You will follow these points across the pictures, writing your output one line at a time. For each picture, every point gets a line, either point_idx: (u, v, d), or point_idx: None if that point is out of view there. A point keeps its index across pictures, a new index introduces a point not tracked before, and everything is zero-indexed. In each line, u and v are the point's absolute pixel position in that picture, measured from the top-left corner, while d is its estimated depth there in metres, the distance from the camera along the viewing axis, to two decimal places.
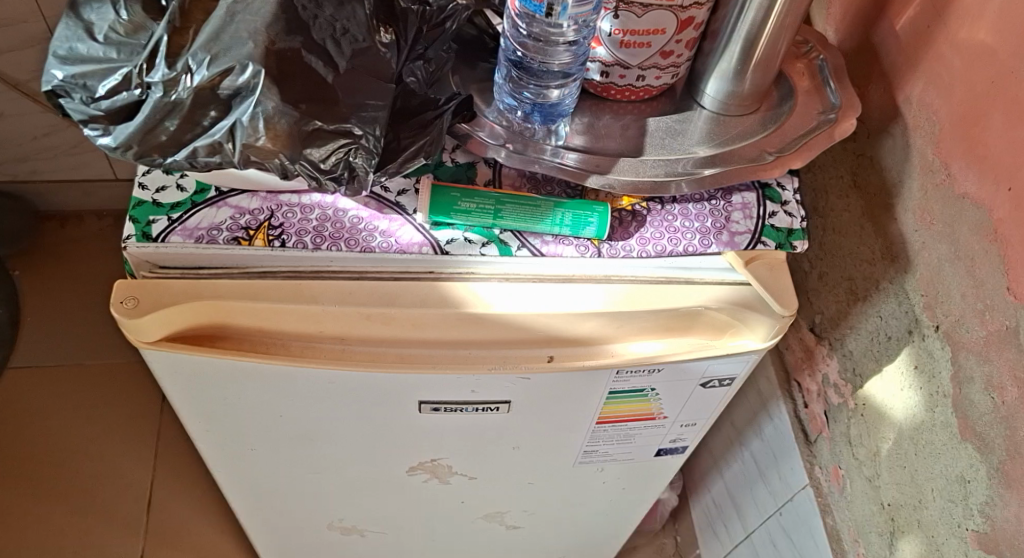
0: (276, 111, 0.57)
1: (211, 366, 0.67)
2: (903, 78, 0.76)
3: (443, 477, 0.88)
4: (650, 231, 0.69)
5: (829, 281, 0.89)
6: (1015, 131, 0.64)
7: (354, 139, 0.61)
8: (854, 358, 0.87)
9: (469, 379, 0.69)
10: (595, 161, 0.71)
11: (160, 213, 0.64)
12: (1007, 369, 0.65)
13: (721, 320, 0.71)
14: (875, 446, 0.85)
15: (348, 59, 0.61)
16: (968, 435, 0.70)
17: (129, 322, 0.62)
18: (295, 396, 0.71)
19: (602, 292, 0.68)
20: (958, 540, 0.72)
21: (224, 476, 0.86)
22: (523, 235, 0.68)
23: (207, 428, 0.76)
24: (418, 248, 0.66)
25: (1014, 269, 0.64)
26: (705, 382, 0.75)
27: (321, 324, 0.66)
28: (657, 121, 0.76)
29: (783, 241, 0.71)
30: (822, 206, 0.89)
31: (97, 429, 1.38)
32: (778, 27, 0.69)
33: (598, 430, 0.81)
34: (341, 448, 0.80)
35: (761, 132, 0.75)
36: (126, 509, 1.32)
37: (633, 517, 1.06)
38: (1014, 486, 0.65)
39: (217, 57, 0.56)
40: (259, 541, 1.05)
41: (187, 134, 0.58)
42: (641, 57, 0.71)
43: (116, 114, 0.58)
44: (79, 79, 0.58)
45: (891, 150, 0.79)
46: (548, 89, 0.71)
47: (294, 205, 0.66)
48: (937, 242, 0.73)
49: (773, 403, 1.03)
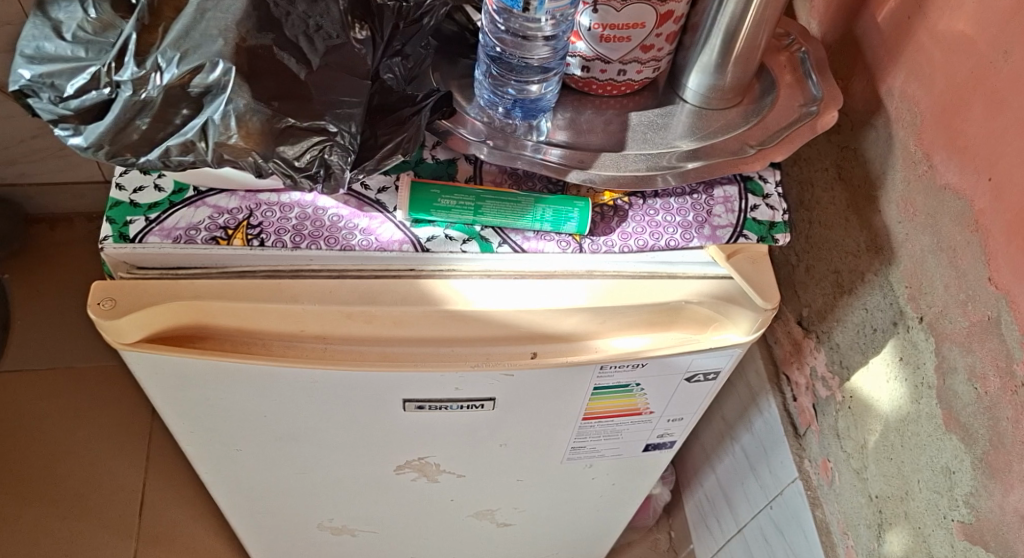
0: (248, 108, 0.56)
1: (193, 367, 0.66)
2: (885, 69, 0.76)
3: (432, 475, 0.87)
4: (632, 225, 0.69)
5: (816, 274, 0.89)
6: (995, 121, 0.64)
7: (328, 137, 0.61)
8: (841, 351, 0.87)
9: (453, 376, 0.69)
10: (578, 156, 0.71)
11: (138, 214, 0.64)
12: (989, 359, 0.65)
13: (703, 313, 0.71)
14: (863, 439, 0.84)
15: (322, 56, 0.61)
16: (952, 426, 0.70)
17: (106, 323, 0.62)
18: (279, 395, 0.71)
19: (585, 287, 0.68)
20: (944, 531, 0.72)
21: (211, 477, 0.86)
22: (505, 231, 0.67)
23: (192, 429, 0.76)
24: (398, 245, 0.65)
25: (995, 259, 0.64)
26: (690, 377, 0.75)
27: (302, 323, 0.66)
28: (639, 115, 0.75)
29: (766, 233, 0.70)
30: (808, 198, 0.89)
31: (87, 432, 1.38)
32: (758, 20, 0.69)
33: (585, 426, 0.81)
34: (327, 447, 0.80)
35: (743, 125, 0.75)
36: (117, 512, 1.32)
37: (623, 512, 1.06)
38: (998, 476, 0.65)
39: (187, 54, 0.55)
40: (251, 542, 1.05)
41: (159, 134, 0.57)
42: (622, 51, 0.71)
43: (86, 113, 0.58)
44: (47, 78, 0.58)
45: (874, 141, 0.78)
46: (529, 84, 0.71)
47: (272, 204, 0.66)
48: (920, 233, 0.72)
49: (762, 398, 1.02)
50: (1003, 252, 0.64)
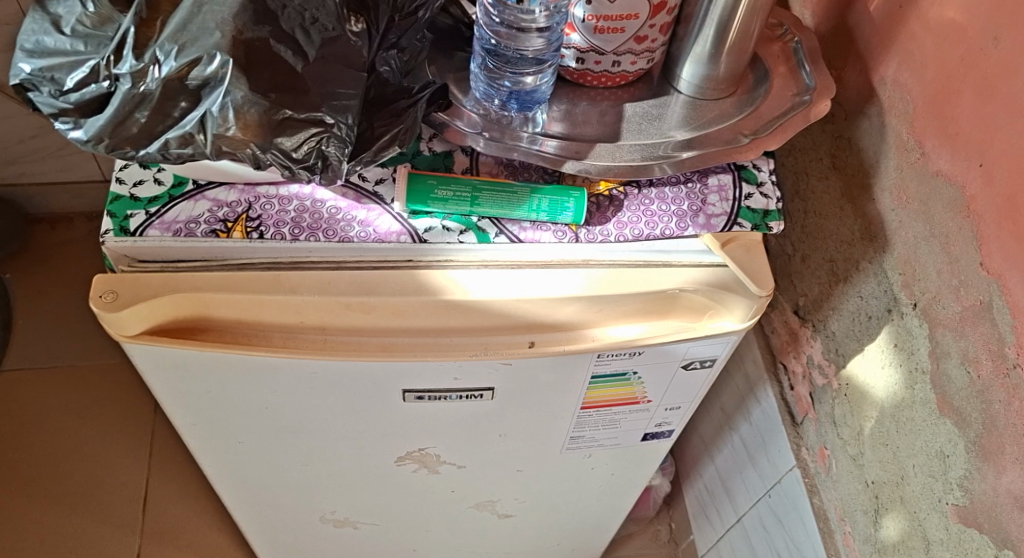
0: (245, 100, 0.57)
1: (193, 359, 0.67)
2: (878, 59, 0.77)
3: (432, 467, 0.88)
4: (627, 214, 0.70)
5: (812, 263, 0.90)
6: (985, 107, 0.65)
7: (325, 128, 0.61)
8: (836, 339, 0.88)
9: (451, 366, 0.70)
10: (574, 148, 0.72)
11: (138, 208, 0.65)
12: (981, 343, 0.66)
13: (698, 301, 0.72)
14: (859, 425, 0.85)
15: (318, 48, 0.61)
16: (946, 410, 0.71)
17: (108, 316, 0.62)
18: (279, 387, 0.71)
19: (579, 276, 0.69)
20: (938, 514, 0.73)
21: (214, 470, 0.87)
22: (501, 222, 0.68)
23: (195, 421, 0.77)
24: (396, 236, 0.66)
25: (987, 245, 0.65)
26: (687, 365, 0.76)
27: (301, 315, 0.66)
28: (634, 106, 0.76)
29: (759, 222, 0.71)
30: (803, 188, 0.90)
31: (90, 430, 1.39)
32: (750, 10, 0.70)
33: (583, 416, 0.82)
34: (329, 439, 0.81)
35: (736, 115, 0.75)
36: (121, 509, 1.32)
37: (624, 502, 1.07)
38: (991, 459, 0.66)
39: (185, 47, 0.56)
40: (254, 535, 1.06)
41: (158, 126, 0.58)
42: (616, 42, 0.71)
43: (86, 106, 0.58)
44: (47, 72, 0.59)
45: (867, 131, 0.79)
46: (524, 76, 0.71)
47: (271, 197, 0.67)
48: (913, 220, 0.73)
49: (760, 387, 1.03)
50: (995, 237, 0.64)
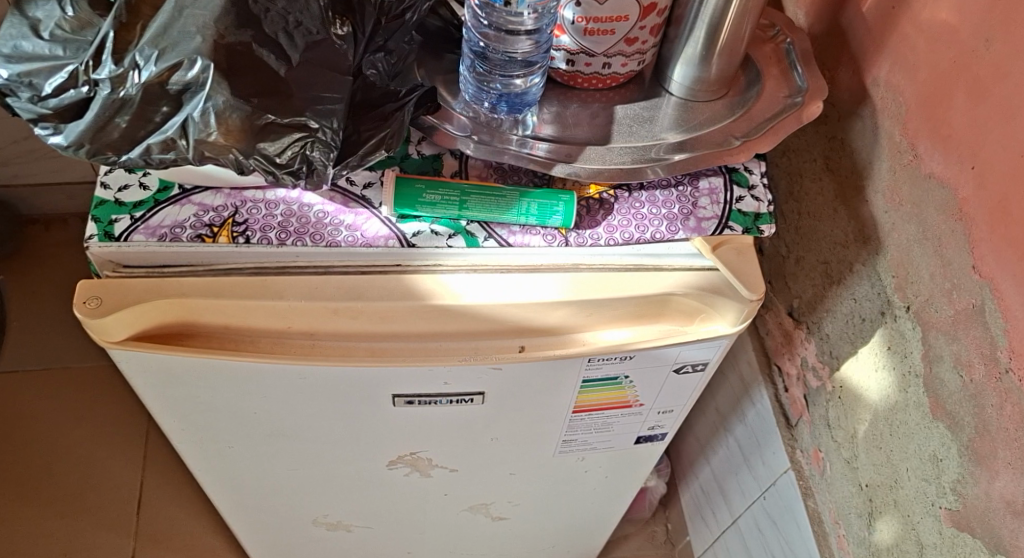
0: (227, 105, 0.56)
1: (180, 365, 0.66)
2: (871, 60, 0.76)
3: (425, 470, 0.88)
4: (617, 218, 0.69)
5: (806, 265, 0.90)
6: (978, 108, 0.64)
7: (309, 133, 0.61)
8: (831, 341, 0.87)
9: (442, 371, 0.69)
10: (564, 150, 0.71)
11: (123, 213, 0.64)
12: (974, 346, 0.65)
13: (690, 305, 0.72)
14: (852, 427, 0.85)
15: (302, 52, 0.61)
16: (939, 413, 0.71)
17: (94, 322, 0.62)
18: (268, 392, 0.71)
19: (567, 280, 0.68)
20: (932, 518, 0.73)
21: (203, 473, 0.86)
22: (489, 226, 0.68)
23: (183, 426, 0.76)
24: (383, 241, 0.65)
25: (979, 247, 0.65)
26: (679, 368, 0.75)
27: (289, 320, 0.66)
28: (625, 109, 0.75)
29: (750, 225, 0.70)
30: (797, 190, 0.89)
31: (83, 432, 1.38)
32: (741, 11, 0.69)
33: (576, 419, 0.81)
34: (319, 443, 0.80)
35: (728, 117, 0.75)
36: (114, 511, 1.32)
37: (619, 504, 1.06)
38: (984, 463, 0.65)
39: (165, 51, 0.56)
40: (247, 539, 1.05)
41: (140, 131, 0.57)
42: (607, 44, 0.71)
43: (66, 111, 0.58)
44: (25, 77, 0.58)
45: (860, 132, 0.79)
46: (514, 78, 0.71)
47: (258, 201, 0.66)
48: (907, 222, 0.72)
49: (755, 388, 1.03)
50: (987, 239, 0.64)
